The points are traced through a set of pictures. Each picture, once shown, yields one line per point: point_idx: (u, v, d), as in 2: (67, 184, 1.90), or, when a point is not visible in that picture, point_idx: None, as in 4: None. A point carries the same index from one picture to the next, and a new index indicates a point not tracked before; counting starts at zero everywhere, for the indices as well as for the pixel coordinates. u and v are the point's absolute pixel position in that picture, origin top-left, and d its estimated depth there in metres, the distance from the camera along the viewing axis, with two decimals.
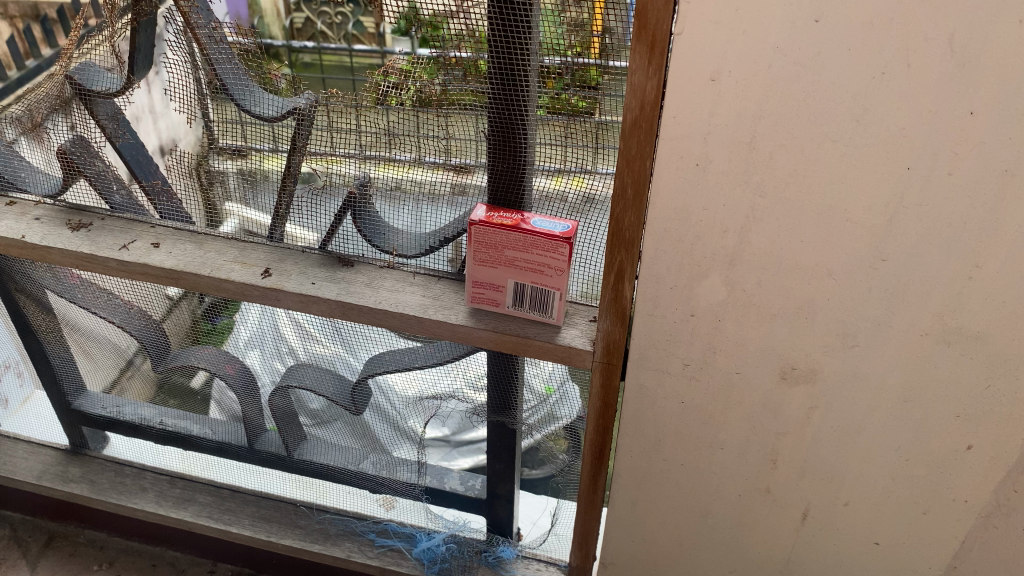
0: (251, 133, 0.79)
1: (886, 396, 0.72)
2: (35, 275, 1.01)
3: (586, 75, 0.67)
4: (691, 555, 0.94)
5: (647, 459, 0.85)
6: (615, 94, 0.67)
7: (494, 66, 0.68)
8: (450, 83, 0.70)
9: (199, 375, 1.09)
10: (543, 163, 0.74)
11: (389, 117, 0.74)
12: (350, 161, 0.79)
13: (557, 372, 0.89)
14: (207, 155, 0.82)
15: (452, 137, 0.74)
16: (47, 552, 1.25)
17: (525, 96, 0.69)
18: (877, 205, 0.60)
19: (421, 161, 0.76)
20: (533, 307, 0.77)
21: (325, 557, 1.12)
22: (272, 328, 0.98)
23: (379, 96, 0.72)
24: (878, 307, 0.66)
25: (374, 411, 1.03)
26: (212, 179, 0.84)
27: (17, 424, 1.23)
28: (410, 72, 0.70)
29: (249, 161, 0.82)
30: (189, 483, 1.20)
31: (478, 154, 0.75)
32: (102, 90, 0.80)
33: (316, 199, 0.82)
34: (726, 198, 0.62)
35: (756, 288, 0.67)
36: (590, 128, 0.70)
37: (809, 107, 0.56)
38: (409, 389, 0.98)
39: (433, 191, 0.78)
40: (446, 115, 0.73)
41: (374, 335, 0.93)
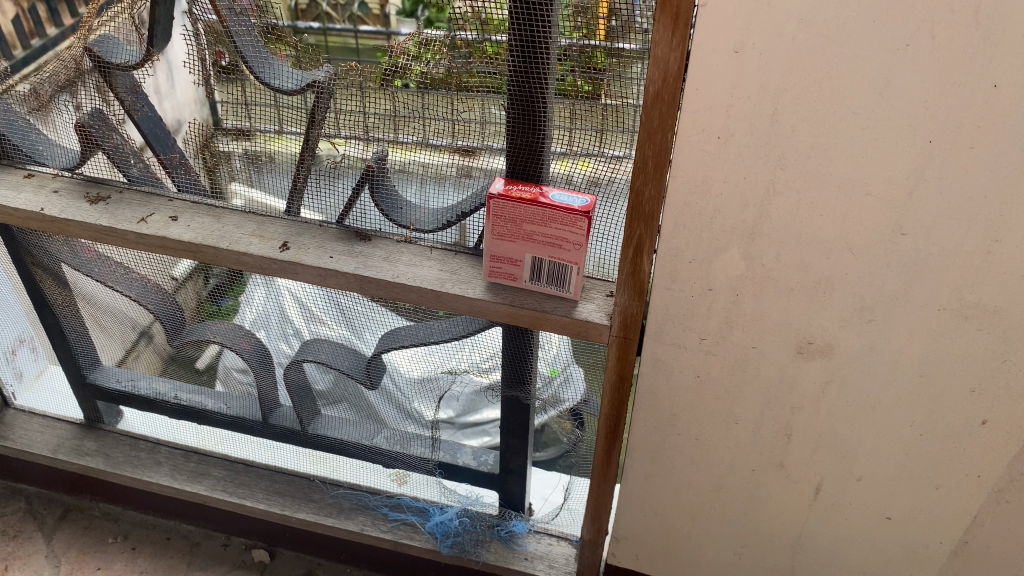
0: (256, 113, 0.80)
1: (902, 371, 0.73)
2: (52, 248, 1.01)
3: (592, 58, 0.68)
4: (703, 529, 0.95)
5: (661, 433, 0.85)
6: (621, 77, 0.68)
7: (512, 48, 0.68)
8: (459, 65, 0.71)
9: (205, 354, 1.11)
10: (554, 146, 0.74)
11: (396, 98, 0.75)
12: (355, 143, 0.80)
13: (563, 355, 0.90)
14: (213, 136, 0.84)
15: (455, 118, 0.74)
16: (63, 525, 1.26)
17: (545, 73, 0.69)
18: (898, 178, 0.60)
19: (427, 143, 0.77)
20: (550, 282, 0.77)
21: (338, 531, 1.13)
22: (277, 309, 0.99)
23: (383, 79, 0.74)
24: (896, 282, 0.66)
25: (381, 395, 1.04)
26: (217, 157, 0.86)
27: (34, 398, 1.24)
28: (416, 53, 0.70)
29: (254, 142, 0.83)
30: (202, 458, 1.21)
31: (485, 137, 0.75)
32: (120, 63, 0.80)
33: (333, 175, 0.82)
34: (747, 171, 0.63)
35: (775, 262, 0.68)
36: (597, 110, 0.71)
37: (832, 80, 0.56)
38: (414, 370, 0.99)
39: (439, 173, 0.79)
40: (459, 98, 0.73)
41: (379, 317, 0.94)
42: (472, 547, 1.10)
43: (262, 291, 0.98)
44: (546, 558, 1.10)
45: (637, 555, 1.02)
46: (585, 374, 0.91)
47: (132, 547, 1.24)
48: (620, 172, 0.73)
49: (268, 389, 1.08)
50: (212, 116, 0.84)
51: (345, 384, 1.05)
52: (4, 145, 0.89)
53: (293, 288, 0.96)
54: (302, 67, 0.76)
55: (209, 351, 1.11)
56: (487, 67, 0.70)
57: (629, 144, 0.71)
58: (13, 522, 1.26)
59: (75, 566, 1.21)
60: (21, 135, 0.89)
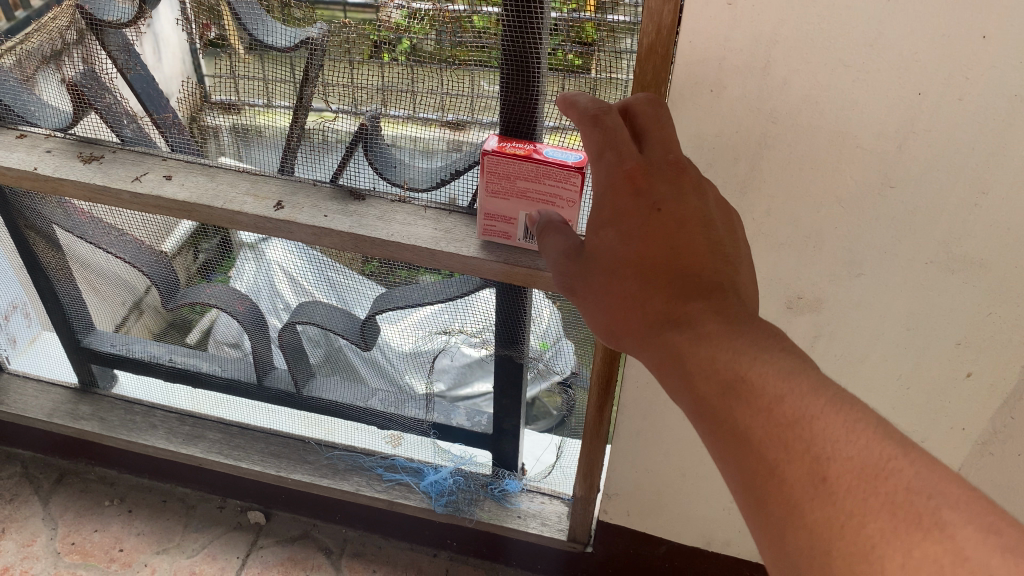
0: (244, 87, 0.82)
1: (889, 324, 0.74)
2: (46, 210, 1.00)
3: (582, 31, 0.69)
4: (694, 487, 0.97)
5: (653, 390, 0.87)
6: (610, 50, 0.69)
7: (504, 23, 0.69)
8: (448, 38, 0.72)
9: (194, 333, 1.12)
10: (549, 121, 0.76)
11: (384, 73, 0.76)
12: (345, 117, 0.81)
13: (554, 330, 0.92)
14: (202, 109, 0.86)
15: (448, 93, 0.76)
16: (59, 489, 1.27)
17: (538, 44, 0.70)
18: (887, 131, 0.61)
19: (416, 117, 0.79)
20: None
21: (334, 491, 1.15)
22: (268, 284, 1.01)
23: (373, 51, 0.75)
24: (885, 237, 0.68)
25: (369, 365, 1.06)
26: (205, 134, 0.87)
27: (28, 362, 1.25)
28: (405, 25, 0.72)
29: (243, 117, 0.85)
30: (198, 421, 1.22)
31: (473, 110, 0.77)
32: (112, 21, 0.80)
33: (321, 150, 0.84)
34: (739, 125, 0.63)
35: (766, 216, 0.69)
36: (585, 84, 0.73)
37: (823, 32, 0.57)
38: (404, 344, 1.00)
39: (428, 146, 0.82)
40: (451, 73, 0.75)
41: (367, 290, 0.95)
42: (466, 506, 1.12)
43: (252, 265, 0.99)
44: (539, 516, 1.11)
45: (629, 512, 1.04)
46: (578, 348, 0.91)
47: (128, 510, 1.25)
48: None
49: (263, 350, 1.08)
50: (199, 86, 0.84)
51: (338, 356, 1.07)
52: None
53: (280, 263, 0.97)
54: (296, 25, 0.76)
55: (199, 327, 1.10)
56: (477, 40, 0.72)
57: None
58: (9, 486, 1.27)
59: (72, 528, 1.22)
60: (12, 96, 0.88)
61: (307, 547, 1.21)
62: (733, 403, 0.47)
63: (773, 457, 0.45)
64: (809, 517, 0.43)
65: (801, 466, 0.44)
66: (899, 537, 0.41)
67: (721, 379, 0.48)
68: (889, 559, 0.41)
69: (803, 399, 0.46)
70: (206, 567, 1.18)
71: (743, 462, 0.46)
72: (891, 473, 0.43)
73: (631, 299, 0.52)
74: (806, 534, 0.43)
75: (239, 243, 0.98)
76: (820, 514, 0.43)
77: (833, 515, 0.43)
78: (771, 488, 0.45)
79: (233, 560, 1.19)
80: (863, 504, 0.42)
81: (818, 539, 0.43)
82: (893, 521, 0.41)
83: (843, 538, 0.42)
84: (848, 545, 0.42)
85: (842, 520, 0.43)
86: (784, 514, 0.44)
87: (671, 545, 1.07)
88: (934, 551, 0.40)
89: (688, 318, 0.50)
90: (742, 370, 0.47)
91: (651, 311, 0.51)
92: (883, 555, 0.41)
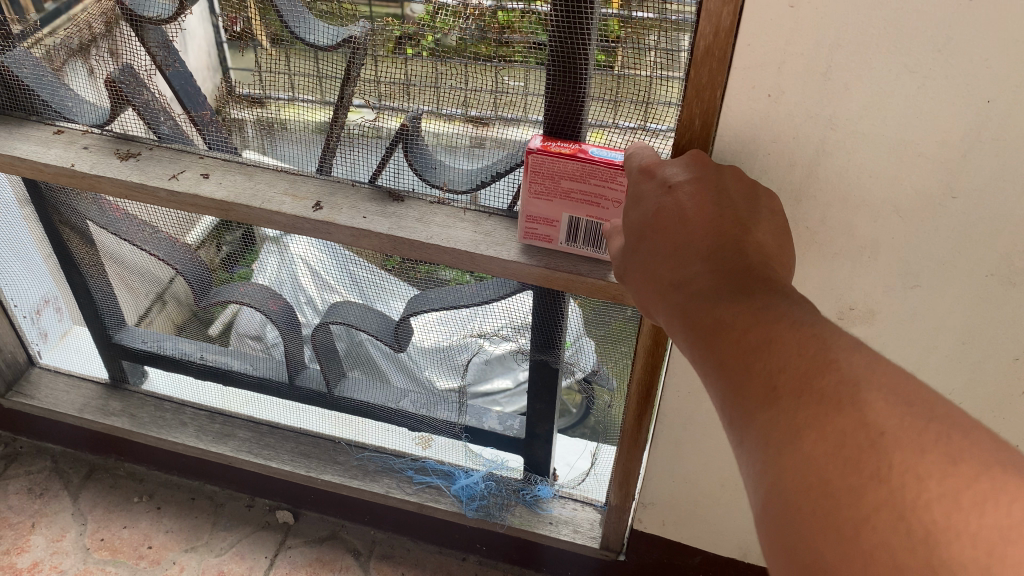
0: (269, 81, 0.80)
1: (944, 338, 0.72)
2: (81, 206, 0.99)
3: (607, 28, 0.67)
4: (733, 497, 0.95)
5: (694, 400, 0.85)
6: (636, 47, 0.67)
7: (552, 22, 0.67)
8: (472, 34, 0.70)
9: (217, 325, 1.10)
10: (595, 119, 0.73)
11: (407, 67, 0.75)
12: (366, 110, 0.79)
13: (574, 329, 0.90)
14: (226, 104, 0.83)
15: (469, 89, 0.75)
16: (88, 484, 1.27)
17: (585, 43, 0.67)
18: (952, 139, 0.59)
19: (439, 113, 0.78)
20: (587, 242, 0.76)
21: (364, 493, 1.15)
22: (291, 277, 0.99)
23: (395, 47, 0.74)
24: (944, 248, 0.66)
25: (394, 362, 1.04)
26: (231, 126, 0.85)
27: (59, 357, 1.25)
28: (429, 21, 0.70)
29: (267, 110, 0.82)
30: (228, 419, 1.22)
31: (495, 107, 0.76)
32: (154, 18, 0.78)
33: (352, 147, 0.83)
34: (795, 131, 0.62)
35: (820, 225, 0.67)
36: (608, 81, 0.70)
37: (889, 37, 0.55)
38: (426, 342, 0.99)
39: (451, 143, 0.80)
40: (505, 70, 0.72)
41: (389, 285, 0.93)
42: (499, 511, 1.11)
43: (276, 260, 0.98)
44: (571, 523, 1.10)
45: (665, 521, 1.02)
46: (599, 346, 0.90)
47: (157, 507, 1.25)
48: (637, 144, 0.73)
49: (295, 350, 1.07)
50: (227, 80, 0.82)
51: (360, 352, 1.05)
52: (33, 101, 0.88)
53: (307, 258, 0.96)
54: (338, 22, 0.74)
55: (219, 322, 1.09)
56: (501, 36, 0.70)
57: (643, 116, 0.71)
58: (39, 481, 1.27)
59: (101, 524, 1.22)
60: (50, 91, 0.88)
61: (335, 549, 1.21)
62: (702, 331, 0.50)
63: (731, 376, 0.47)
64: (755, 420, 0.45)
65: (750, 375, 0.46)
66: (820, 420, 0.43)
67: (696, 316, 0.50)
68: (812, 443, 0.43)
69: (762, 319, 0.47)
70: (234, 566, 1.18)
71: (715, 386, 0.49)
72: (829, 371, 0.44)
73: (647, 269, 0.56)
74: (751, 436, 0.45)
75: (263, 237, 0.96)
76: (762, 415, 0.45)
77: (774, 416, 0.45)
78: (730, 402, 0.47)
79: (261, 559, 1.19)
80: (796, 398, 0.44)
81: (758, 439, 0.45)
82: (819, 406, 0.43)
83: (776, 430, 0.44)
84: (779, 434, 0.44)
85: (777, 413, 0.44)
86: (739, 422, 0.46)
87: (706, 555, 1.05)
88: (846, 425, 0.42)
89: (683, 277, 0.53)
90: (711, 311, 0.50)
91: (658, 275, 0.55)
92: (808, 442, 0.43)
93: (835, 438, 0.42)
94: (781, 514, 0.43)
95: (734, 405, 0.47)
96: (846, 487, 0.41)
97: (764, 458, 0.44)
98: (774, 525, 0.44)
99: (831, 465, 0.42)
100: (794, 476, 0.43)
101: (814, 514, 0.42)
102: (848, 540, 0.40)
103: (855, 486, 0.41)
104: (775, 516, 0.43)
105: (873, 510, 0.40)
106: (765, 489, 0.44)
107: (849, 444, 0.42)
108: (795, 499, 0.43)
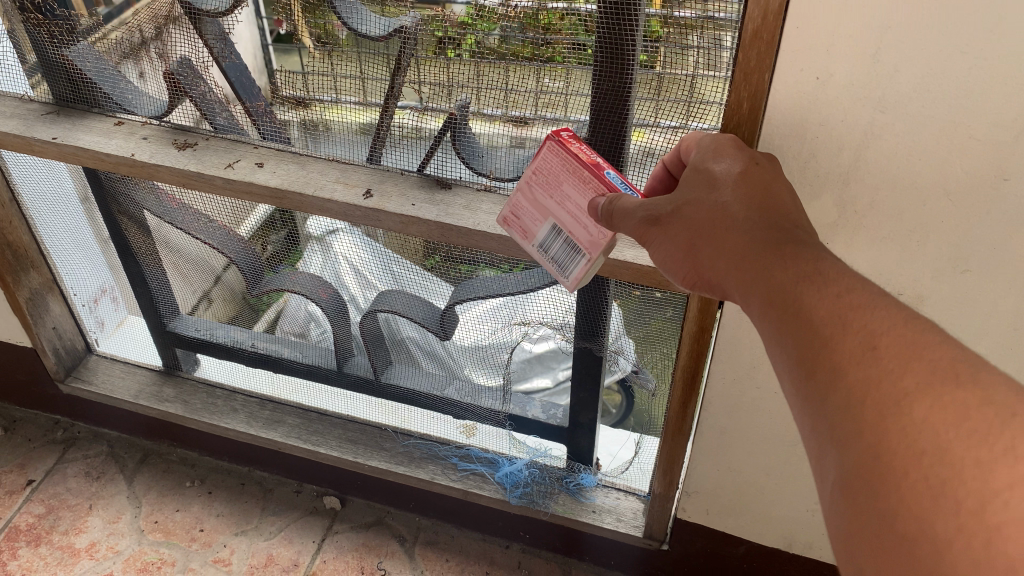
0: (314, 84, 0.81)
1: (996, 323, 0.72)
2: (138, 196, 1.02)
3: (648, 29, 0.68)
4: (778, 487, 0.95)
5: (739, 387, 0.85)
6: (677, 46, 0.68)
7: (599, 19, 0.68)
8: (513, 33, 0.71)
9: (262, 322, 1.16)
10: (638, 118, 0.74)
11: (451, 68, 0.76)
12: (409, 112, 0.82)
13: (615, 326, 0.92)
14: (274, 103, 0.86)
15: (510, 89, 0.76)
16: (142, 468, 1.31)
17: (630, 44, 0.68)
18: (1004, 121, 0.58)
19: (481, 113, 0.80)
20: (557, 260, 0.68)
21: (410, 479, 1.17)
22: (334, 278, 1.04)
23: (437, 49, 0.75)
24: (996, 232, 0.65)
25: (435, 361, 1.08)
26: (284, 126, 0.87)
27: (116, 345, 1.29)
28: (469, 23, 0.72)
29: (311, 112, 0.84)
30: (277, 406, 1.24)
31: (536, 106, 0.77)
32: (210, 10, 0.80)
33: (398, 144, 0.84)
34: (844, 113, 0.62)
35: (869, 209, 0.67)
36: (649, 79, 0.72)
37: (940, 18, 0.54)
38: (466, 339, 1.01)
39: (491, 142, 0.82)
40: (545, 69, 0.73)
41: (438, 286, 0.96)
42: (542, 499, 1.12)
43: (320, 258, 1.02)
44: (615, 511, 1.10)
45: (709, 510, 1.02)
46: (639, 347, 0.91)
47: (208, 491, 1.28)
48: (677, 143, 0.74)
49: (343, 338, 1.09)
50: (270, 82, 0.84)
51: (400, 351, 1.10)
52: (95, 94, 0.91)
53: (349, 258, 0.99)
54: (388, 13, 0.75)
55: (266, 317, 1.15)
56: (541, 38, 0.71)
57: (684, 116, 0.72)
58: (96, 464, 1.32)
59: (155, 507, 1.25)
60: (111, 85, 0.90)
61: (381, 535, 1.23)
62: (790, 288, 0.49)
63: (828, 330, 0.46)
64: (850, 377, 0.44)
65: (852, 337, 0.45)
66: (938, 391, 0.42)
67: (785, 266, 0.50)
68: (925, 410, 0.42)
69: (862, 289, 0.47)
70: (283, 550, 1.20)
71: (797, 344, 0.48)
72: (940, 349, 0.44)
73: (718, 210, 0.55)
74: (845, 397, 0.44)
75: (308, 236, 0.99)
76: (862, 376, 0.44)
77: (881, 379, 0.43)
78: (820, 361, 0.46)
79: (309, 544, 1.21)
80: (905, 365, 0.43)
81: (856, 402, 0.44)
82: (933, 377, 0.42)
83: (881, 396, 0.43)
84: (886, 400, 0.43)
85: (883, 378, 0.43)
86: (826, 382, 0.45)
87: (750, 546, 1.05)
88: (971, 400, 0.41)
89: (763, 227, 0.53)
90: (801, 262, 0.50)
91: (734, 217, 0.54)
92: (921, 407, 0.42)
93: (956, 411, 0.41)
94: (880, 480, 0.42)
95: (826, 368, 0.46)
96: (971, 461, 0.40)
97: (864, 421, 0.43)
98: (866, 491, 0.42)
99: (950, 436, 0.41)
100: (902, 443, 0.41)
101: (925, 480, 0.40)
102: (973, 515, 0.39)
103: (981, 461, 0.40)
104: (870, 483, 0.42)
105: (1005, 489, 0.38)
106: (859, 451, 0.43)
107: (973, 418, 0.41)
108: (902, 465, 0.41)
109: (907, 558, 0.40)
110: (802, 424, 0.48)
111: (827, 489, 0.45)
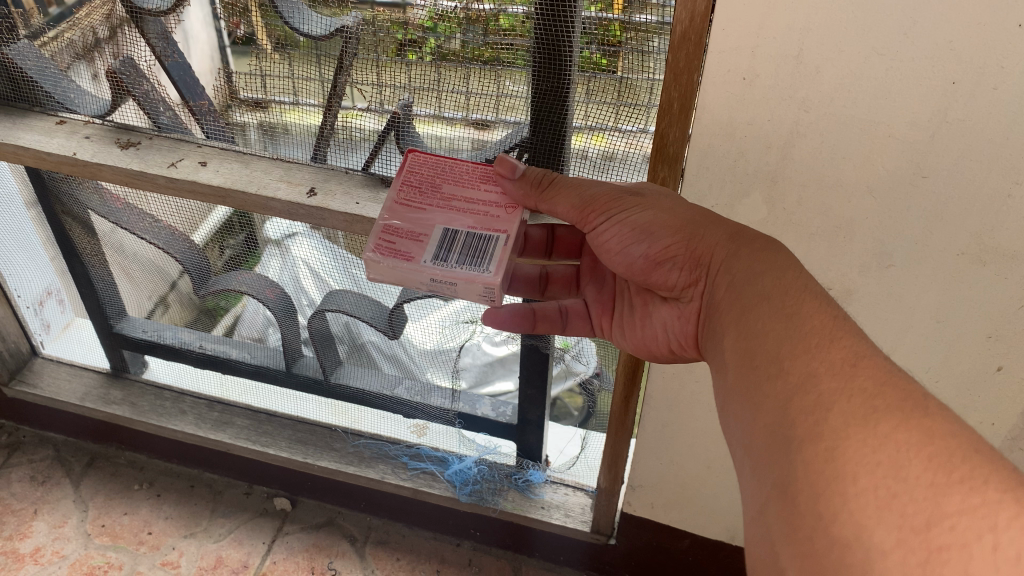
0: (271, 84, 0.82)
1: (920, 316, 0.75)
2: (82, 195, 1.00)
3: (608, 31, 0.69)
4: (719, 479, 0.97)
5: (679, 381, 0.87)
6: (637, 50, 0.69)
7: (535, 19, 0.69)
8: (472, 38, 0.72)
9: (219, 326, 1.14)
10: (593, 122, 0.76)
11: (409, 72, 0.77)
12: (370, 116, 0.82)
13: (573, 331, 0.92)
14: (230, 107, 0.87)
15: (471, 92, 0.77)
16: (89, 472, 1.30)
17: (570, 47, 0.70)
18: (920, 120, 0.61)
19: (441, 116, 0.81)
20: (462, 262, 0.63)
21: (359, 478, 1.17)
22: (292, 279, 1.02)
23: (398, 51, 0.76)
24: (916, 227, 0.68)
25: (393, 363, 1.07)
26: (234, 131, 0.88)
27: (61, 347, 1.28)
28: (431, 24, 0.72)
29: (269, 114, 0.85)
30: (226, 407, 1.24)
31: (497, 109, 0.78)
32: (151, 9, 0.80)
33: (346, 149, 0.85)
34: (771, 113, 0.64)
35: (796, 207, 0.70)
36: (612, 83, 0.73)
37: (857, 22, 0.57)
38: (426, 342, 1.01)
39: (453, 147, 0.83)
40: (499, 72, 0.75)
41: (391, 289, 0.95)
42: (491, 496, 1.13)
43: (277, 261, 1.00)
44: (562, 507, 1.12)
45: (653, 504, 1.04)
46: (598, 347, 0.92)
47: (157, 494, 1.27)
48: (635, 147, 0.76)
49: (293, 339, 1.09)
50: (228, 82, 0.85)
51: (361, 356, 1.09)
52: (37, 93, 0.90)
53: (304, 260, 0.98)
54: (331, 12, 0.75)
55: (224, 322, 1.13)
56: (504, 41, 0.72)
57: (644, 120, 0.73)
58: (42, 469, 1.30)
59: (101, 511, 1.24)
60: (53, 84, 0.89)
61: (332, 535, 1.23)
62: (784, 289, 0.54)
63: (809, 337, 0.50)
64: (820, 385, 0.46)
65: (832, 351, 0.48)
66: (904, 415, 0.42)
67: (783, 278, 0.55)
68: (889, 427, 0.42)
69: (843, 325, 0.50)
70: (232, 552, 1.20)
71: (778, 344, 0.51)
72: (900, 385, 0.45)
73: (709, 217, 0.62)
74: (811, 401, 0.46)
75: (266, 240, 0.98)
76: (831, 387, 0.46)
77: (850, 397, 0.44)
78: (794, 361, 0.49)
79: (259, 545, 1.21)
80: (878, 386, 0.45)
81: (820, 407, 0.45)
82: (901, 402, 0.43)
83: (849, 406, 0.44)
84: (851, 411, 0.44)
85: (852, 392, 0.45)
86: (794, 382, 0.48)
87: (694, 539, 1.07)
88: (937, 428, 0.42)
89: (752, 241, 0.59)
90: (796, 280, 0.54)
91: (724, 224, 0.61)
92: (884, 426, 0.42)
93: (920, 435, 0.41)
94: (825, 484, 0.42)
95: (798, 370, 0.48)
96: (924, 483, 0.39)
97: (827, 426, 0.44)
98: (811, 494, 0.43)
99: (908, 457, 0.41)
100: (858, 452, 0.42)
101: (873, 492, 0.40)
102: (916, 533, 0.38)
103: (935, 484, 0.39)
104: (815, 484, 0.43)
105: (957, 514, 0.38)
106: (802, 464, 0.44)
107: (935, 445, 0.41)
108: (849, 472, 0.41)
109: (838, 562, 0.40)
110: (755, 425, 0.50)
111: (769, 487, 0.47)
